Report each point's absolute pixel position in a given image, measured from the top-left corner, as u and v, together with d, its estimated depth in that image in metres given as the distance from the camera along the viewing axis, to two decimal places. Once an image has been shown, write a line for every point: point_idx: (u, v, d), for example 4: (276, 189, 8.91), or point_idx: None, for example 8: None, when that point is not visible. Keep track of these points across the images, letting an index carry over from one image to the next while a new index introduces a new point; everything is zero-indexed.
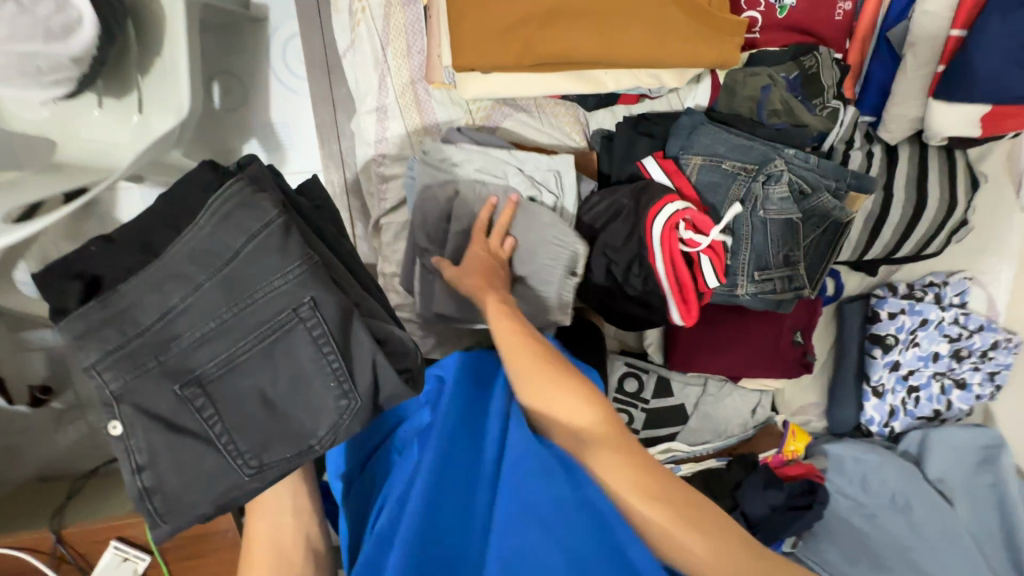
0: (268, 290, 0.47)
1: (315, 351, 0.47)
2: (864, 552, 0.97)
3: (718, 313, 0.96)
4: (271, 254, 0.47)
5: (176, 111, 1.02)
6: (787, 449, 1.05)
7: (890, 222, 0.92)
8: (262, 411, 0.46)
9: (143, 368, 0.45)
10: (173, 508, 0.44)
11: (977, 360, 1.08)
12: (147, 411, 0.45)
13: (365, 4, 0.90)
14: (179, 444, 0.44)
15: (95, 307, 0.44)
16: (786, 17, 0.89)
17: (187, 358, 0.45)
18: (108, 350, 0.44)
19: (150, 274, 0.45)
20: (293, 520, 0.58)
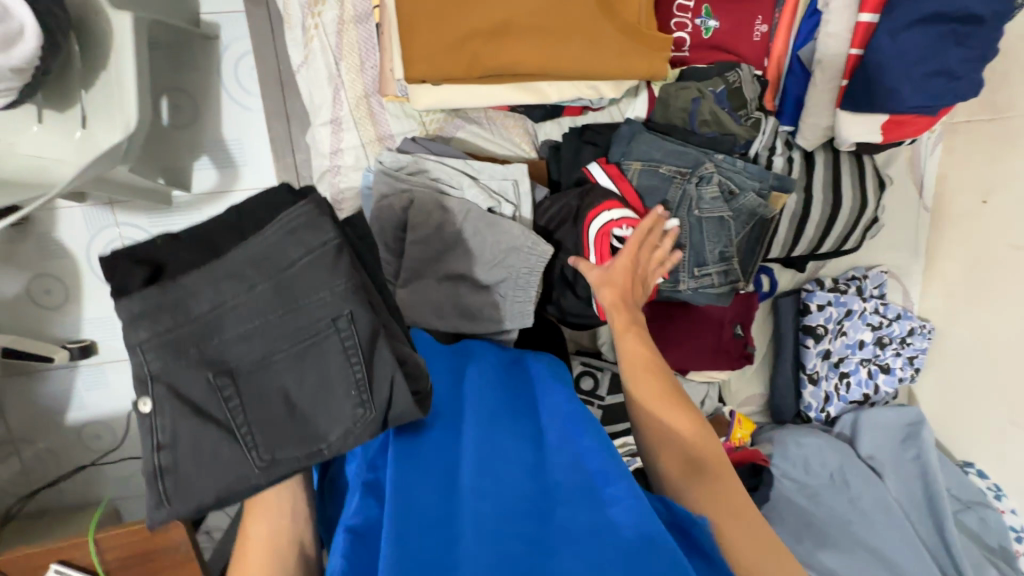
0: (312, 301, 0.48)
1: (342, 361, 0.48)
2: (810, 529, 1.03)
3: (670, 311, 1.02)
4: (324, 269, 0.48)
5: (124, 126, 1.02)
6: (736, 437, 1.11)
7: (812, 220, 1.02)
8: (283, 408, 0.48)
9: (183, 354, 0.46)
10: (178, 490, 0.45)
11: (897, 346, 1.18)
12: (180, 393, 0.46)
13: (318, 21, 0.92)
14: (199, 432, 0.45)
15: (154, 289, 0.46)
16: (711, 37, 0.98)
17: (227, 350, 0.47)
18: (161, 331, 0.45)
19: (211, 270, 0.47)
20: (291, 521, 0.58)
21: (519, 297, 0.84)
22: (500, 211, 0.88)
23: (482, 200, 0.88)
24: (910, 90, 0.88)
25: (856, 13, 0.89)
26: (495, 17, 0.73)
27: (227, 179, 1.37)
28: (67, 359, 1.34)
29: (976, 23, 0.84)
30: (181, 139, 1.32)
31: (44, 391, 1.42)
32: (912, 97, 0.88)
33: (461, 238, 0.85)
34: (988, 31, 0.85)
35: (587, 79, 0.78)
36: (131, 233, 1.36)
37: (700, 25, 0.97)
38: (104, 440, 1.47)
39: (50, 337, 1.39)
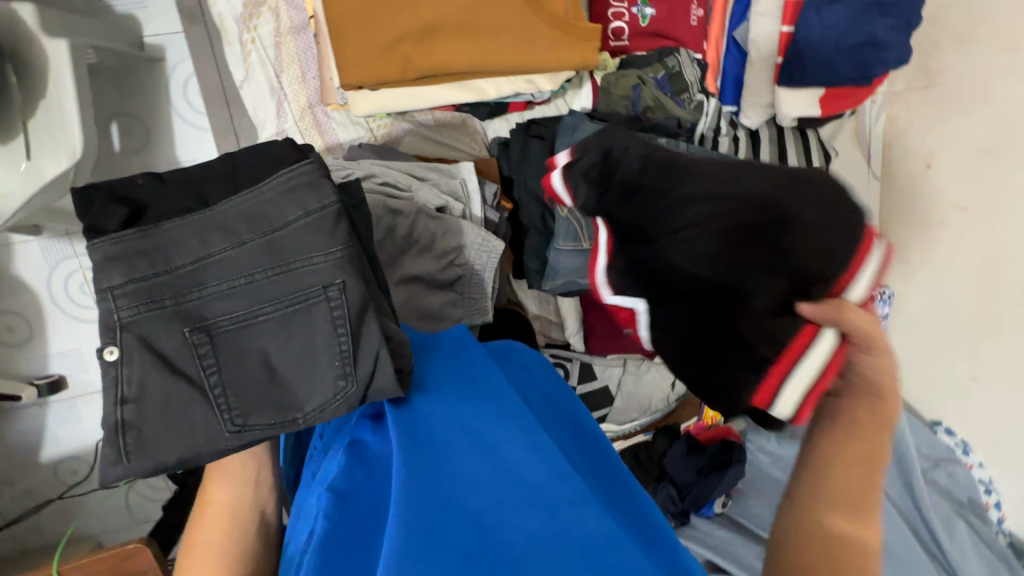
0: (304, 263, 0.47)
1: (329, 330, 0.46)
2: None
3: None
4: (319, 233, 0.48)
5: (69, 155, 1.02)
6: (707, 416, 1.10)
7: None
8: (260, 374, 0.45)
9: (158, 304, 0.44)
10: (131, 443, 0.42)
11: None
12: (151, 346, 0.44)
13: (255, 35, 0.92)
14: (166, 386, 0.43)
15: (138, 236, 0.46)
16: (648, 24, 1.00)
17: (206, 304, 0.45)
18: (135, 279, 0.45)
19: (200, 222, 0.47)
20: (253, 490, 0.55)
21: (477, 292, 0.87)
22: (456, 210, 0.86)
23: (438, 202, 0.85)
24: (842, 61, 0.90)
25: None
26: (424, 18, 0.74)
27: None
28: (34, 396, 1.32)
29: None
30: (134, 163, 1.31)
31: (12, 432, 1.39)
32: (845, 67, 0.91)
33: (416, 237, 0.81)
34: (910, 1, 0.87)
35: (520, 72, 0.79)
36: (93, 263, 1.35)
37: (637, 13, 0.99)
38: (79, 475, 1.45)
39: (16, 375, 1.37)
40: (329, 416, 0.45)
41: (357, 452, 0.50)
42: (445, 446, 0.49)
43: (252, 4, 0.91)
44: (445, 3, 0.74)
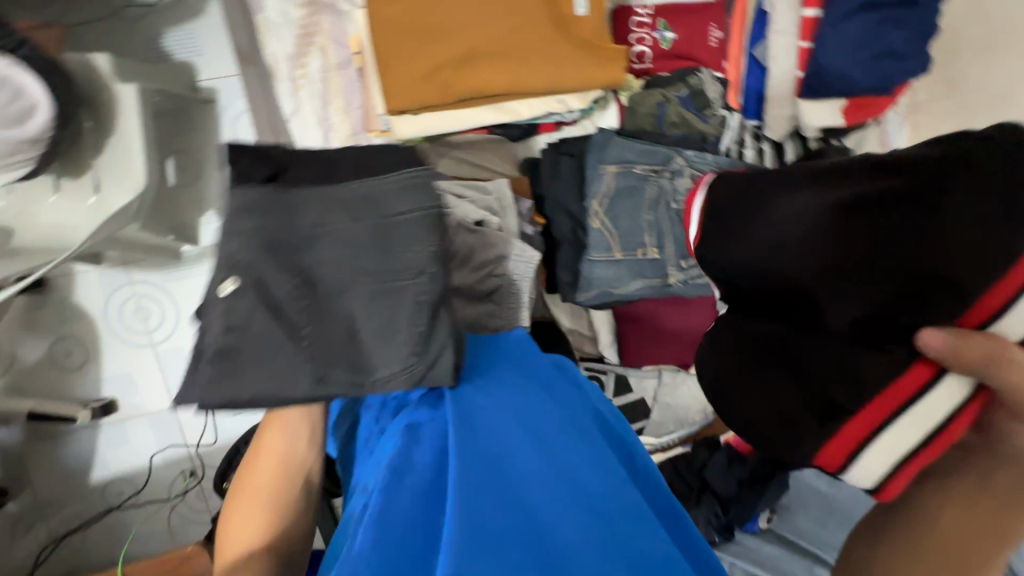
0: (406, 251, 0.51)
1: (412, 314, 0.50)
2: (835, 514, 1.00)
3: (660, 306, 1.04)
4: (422, 228, 0.51)
5: (134, 187, 1.11)
6: None
7: None
8: (341, 337, 0.49)
9: (276, 254, 0.49)
10: (222, 376, 0.47)
11: None
12: (262, 287, 0.48)
13: (304, 71, 1.00)
14: (260, 332, 0.47)
15: (271, 190, 0.51)
16: (671, 47, 1.05)
17: (314, 267, 0.50)
18: (262, 226, 0.49)
19: (326, 194, 0.52)
20: (306, 446, 0.58)
21: (514, 302, 0.87)
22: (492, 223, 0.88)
23: (475, 215, 0.88)
24: (863, 74, 0.93)
25: (800, 8, 0.94)
26: (462, 48, 0.80)
27: None
28: (88, 418, 1.39)
29: (911, 6, 0.89)
30: (186, 196, 1.41)
31: (66, 455, 1.45)
32: (866, 79, 0.93)
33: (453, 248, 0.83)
34: (924, 12, 0.90)
35: (551, 93, 0.83)
36: (145, 291, 1.42)
37: (658, 37, 1.05)
38: (125, 499, 1.49)
39: (71, 399, 1.44)
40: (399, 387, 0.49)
41: (410, 436, 0.55)
42: (498, 438, 0.53)
43: (302, 43, 0.99)
44: (480, 33, 0.80)
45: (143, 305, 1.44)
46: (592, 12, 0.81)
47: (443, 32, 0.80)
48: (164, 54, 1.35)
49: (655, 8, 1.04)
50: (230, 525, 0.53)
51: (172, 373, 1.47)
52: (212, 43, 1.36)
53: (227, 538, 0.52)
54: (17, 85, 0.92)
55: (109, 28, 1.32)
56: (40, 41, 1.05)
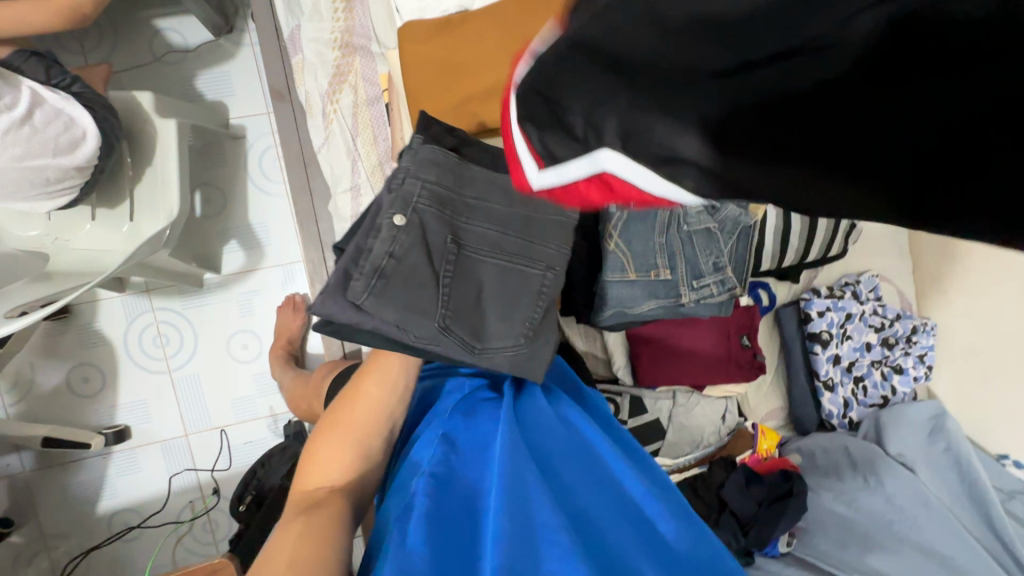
0: (543, 246, 0.68)
1: (530, 296, 0.67)
2: (853, 535, 1.03)
3: (677, 325, 1.07)
4: (560, 233, 0.69)
5: (167, 215, 1.16)
6: (762, 448, 1.13)
7: (794, 231, 1.10)
8: (459, 299, 0.64)
9: (444, 210, 0.65)
10: (375, 293, 0.61)
11: (905, 346, 1.24)
12: (422, 233, 0.63)
13: (337, 106, 1.06)
14: (410, 274, 0.62)
15: (454, 160, 0.69)
16: None
17: (468, 229, 0.66)
18: (440, 183, 0.66)
19: (494, 180, 0.70)
20: (395, 402, 0.70)
21: None
22: None
23: None
24: None
25: None
26: (488, 82, 0.86)
27: (254, 260, 1.49)
28: (101, 445, 1.39)
29: None
30: (213, 225, 1.47)
31: (75, 483, 1.44)
32: None
33: None
34: None
35: None
36: (166, 317, 1.46)
37: None
38: (129, 531, 1.46)
39: (86, 425, 1.44)
40: (505, 355, 0.65)
41: (447, 444, 0.60)
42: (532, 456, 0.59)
43: (335, 81, 1.06)
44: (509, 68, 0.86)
45: (164, 331, 1.46)
46: None
47: (471, 68, 0.87)
48: (198, 95, 1.44)
49: None
50: (321, 450, 0.66)
51: (187, 399, 1.48)
52: (244, 85, 1.46)
53: (315, 460, 0.65)
54: (69, 117, 0.98)
55: (148, 71, 1.42)
56: (90, 81, 1.13)
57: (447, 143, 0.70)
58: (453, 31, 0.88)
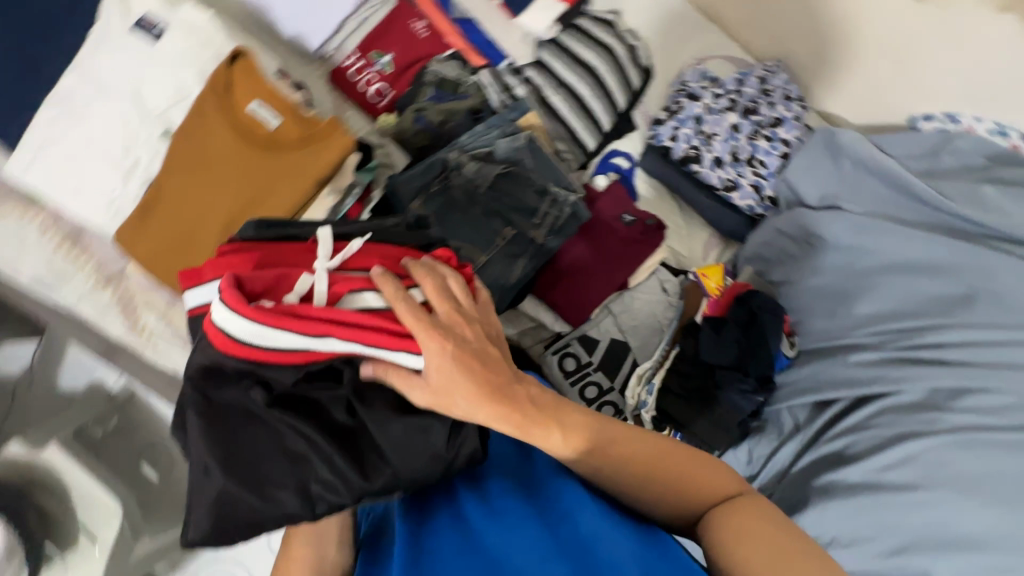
0: (406, 475, 0.59)
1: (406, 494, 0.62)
2: (833, 296, 0.96)
3: (570, 245, 1.07)
4: (423, 456, 0.59)
5: (111, 514, 1.13)
6: (712, 289, 1.05)
7: (587, 98, 1.07)
8: (349, 416, 0.59)
9: (256, 454, 0.57)
10: (242, 471, 0.56)
11: (766, 101, 1.20)
12: (244, 483, 0.56)
13: (147, 330, 1.02)
14: (272, 423, 0.57)
15: (253, 403, 0.57)
16: (395, 67, 1.07)
17: (296, 466, 0.57)
18: (253, 434, 0.57)
19: (316, 409, 0.59)
20: (333, 552, 0.62)
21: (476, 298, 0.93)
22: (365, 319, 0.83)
23: None
24: None
25: None
26: (218, 224, 0.82)
27: None
28: None
29: None
30: None
31: None
32: None
33: None
34: None
35: (320, 186, 0.84)
36: None
37: (379, 67, 1.07)
38: None
39: None
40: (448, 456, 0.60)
41: (368, 559, 0.61)
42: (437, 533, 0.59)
43: (128, 312, 1.02)
44: (229, 198, 0.82)
45: None
46: (287, 116, 0.82)
47: (196, 225, 0.83)
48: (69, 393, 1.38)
49: (358, 49, 1.07)
50: None
51: None
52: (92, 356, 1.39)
53: None
54: None
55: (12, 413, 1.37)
56: None
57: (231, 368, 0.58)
58: (155, 204, 0.83)
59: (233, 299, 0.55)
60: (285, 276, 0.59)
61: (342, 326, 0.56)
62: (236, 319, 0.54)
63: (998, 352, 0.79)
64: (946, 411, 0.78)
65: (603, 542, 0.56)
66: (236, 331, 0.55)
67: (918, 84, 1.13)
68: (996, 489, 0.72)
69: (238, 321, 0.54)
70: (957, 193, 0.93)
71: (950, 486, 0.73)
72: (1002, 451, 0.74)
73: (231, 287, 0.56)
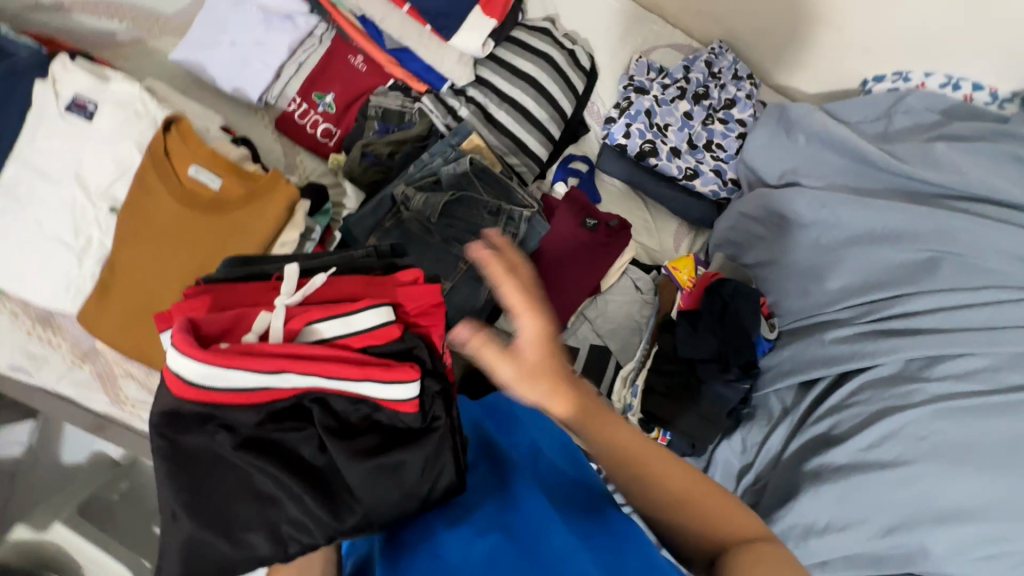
0: (379, 511, 0.57)
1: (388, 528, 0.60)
2: (804, 273, 0.95)
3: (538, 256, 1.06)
4: (396, 492, 0.57)
5: None
6: (685, 281, 1.04)
7: (533, 108, 1.06)
8: (320, 455, 0.57)
9: (224, 500, 0.55)
10: (211, 515, 0.55)
11: (716, 84, 1.19)
12: (213, 527, 0.55)
13: (128, 400, 1.01)
14: (240, 466, 0.56)
15: (220, 447, 0.56)
16: (337, 106, 1.06)
17: (264, 509, 0.55)
18: (219, 480, 0.55)
19: (285, 449, 0.57)
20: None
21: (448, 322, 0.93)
22: None
23: None
24: None
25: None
26: (176, 291, 0.82)
27: None
28: None
29: None
30: None
31: None
32: None
33: None
34: None
35: (272, 241, 0.84)
36: None
37: (322, 108, 1.06)
38: None
39: None
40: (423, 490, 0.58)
41: None
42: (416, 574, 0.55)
43: (108, 386, 1.02)
44: (183, 266, 0.82)
45: None
46: (228, 177, 0.82)
47: (154, 295, 0.83)
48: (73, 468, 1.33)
49: (299, 92, 1.06)
50: None
51: None
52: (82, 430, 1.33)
53: None
54: None
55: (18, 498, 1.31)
56: None
57: (194, 412, 0.57)
58: (111, 278, 0.84)
59: (185, 342, 0.56)
60: (248, 317, 0.62)
61: (303, 359, 0.58)
62: (191, 363, 0.55)
63: (965, 315, 0.79)
64: (922, 381, 0.77)
65: (582, 565, 0.53)
66: (190, 376, 0.56)
67: (863, 48, 1.11)
68: (981, 456, 0.71)
69: (191, 365, 0.56)
70: (910, 156, 0.91)
71: (937, 458, 0.72)
72: (982, 416, 0.73)
73: (185, 330, 0.57)
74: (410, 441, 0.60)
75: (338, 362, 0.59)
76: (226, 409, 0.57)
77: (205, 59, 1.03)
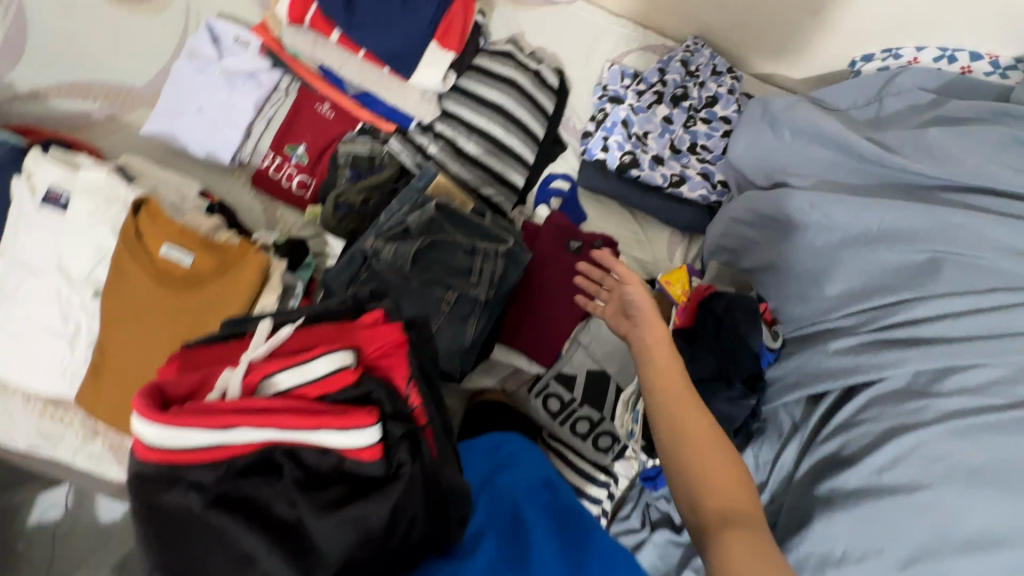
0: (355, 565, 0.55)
1: None
2: (801, 279, 0.89)
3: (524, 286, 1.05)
4: (372, 544, 0.56)
5: None
6: (680, 296, 0.96)
7: (503, 136, 1.04)
8: (292, 511, 0.55)
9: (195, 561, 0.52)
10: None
11: (694, 82, 1.14)
12: None
13: None
14: (213, 525, 0.53)
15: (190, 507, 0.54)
16: (309, 156, 1.06)
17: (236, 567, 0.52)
18: (189, 541, 0.53)
19: (256, 506, 0.55)
20: None
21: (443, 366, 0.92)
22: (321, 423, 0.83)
23: None
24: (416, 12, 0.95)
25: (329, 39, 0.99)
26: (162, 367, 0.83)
27: None
28: None
29: None
30: None
31: None
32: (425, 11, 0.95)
33: None
34: None
35: (249, 307, 0.84)
36: None
37: (296, 160, 1.06)
38: None
39: None
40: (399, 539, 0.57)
41: None
42: None
43: (120, 455, 1.05)
44: (165, 344, 0.83)
45: None
46: (199, 249, 0.83)
47: (142, 371, 0.84)
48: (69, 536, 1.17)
49: (272, 147, 1.06)
50: None
51: None
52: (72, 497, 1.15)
53: None
54: None
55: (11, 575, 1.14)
56: None
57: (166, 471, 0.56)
58: (101, 359, 0.85)
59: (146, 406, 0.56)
60: (212, 375, 0.61)
61: (264, 413, 0.57)
62: (150, 425, 0.55)
63: (974, 323, 0.72)
64: (931, 397, 0.72)
65: None
66: (153, 439, 0.55)
67: (846, 29, 1.04)
68: (1003, 476, 0.65)
69: (151, 429, 0.55)
70: (903, 145, 0.85)
71: (954, 480, 0.66)
72: (1001, 432, 0.67)
73: (149, 394, 0.57)
74: (379, 488, 0.58)
75: (297, 413, 0.58)
76: (189, 469, 0.55)
77: (175, 128, 1.04)
